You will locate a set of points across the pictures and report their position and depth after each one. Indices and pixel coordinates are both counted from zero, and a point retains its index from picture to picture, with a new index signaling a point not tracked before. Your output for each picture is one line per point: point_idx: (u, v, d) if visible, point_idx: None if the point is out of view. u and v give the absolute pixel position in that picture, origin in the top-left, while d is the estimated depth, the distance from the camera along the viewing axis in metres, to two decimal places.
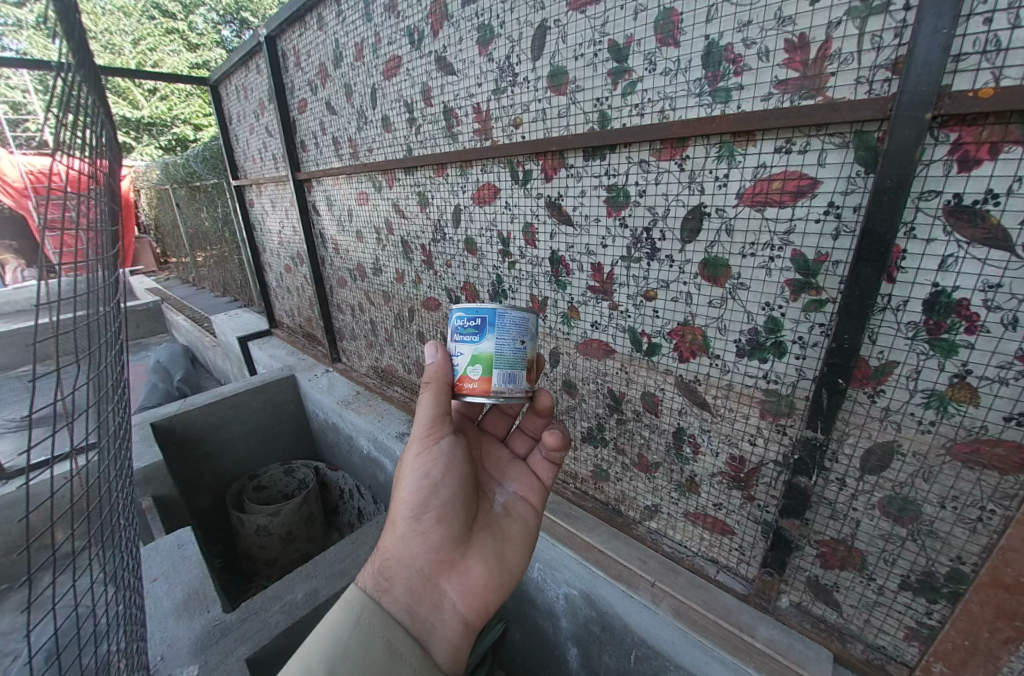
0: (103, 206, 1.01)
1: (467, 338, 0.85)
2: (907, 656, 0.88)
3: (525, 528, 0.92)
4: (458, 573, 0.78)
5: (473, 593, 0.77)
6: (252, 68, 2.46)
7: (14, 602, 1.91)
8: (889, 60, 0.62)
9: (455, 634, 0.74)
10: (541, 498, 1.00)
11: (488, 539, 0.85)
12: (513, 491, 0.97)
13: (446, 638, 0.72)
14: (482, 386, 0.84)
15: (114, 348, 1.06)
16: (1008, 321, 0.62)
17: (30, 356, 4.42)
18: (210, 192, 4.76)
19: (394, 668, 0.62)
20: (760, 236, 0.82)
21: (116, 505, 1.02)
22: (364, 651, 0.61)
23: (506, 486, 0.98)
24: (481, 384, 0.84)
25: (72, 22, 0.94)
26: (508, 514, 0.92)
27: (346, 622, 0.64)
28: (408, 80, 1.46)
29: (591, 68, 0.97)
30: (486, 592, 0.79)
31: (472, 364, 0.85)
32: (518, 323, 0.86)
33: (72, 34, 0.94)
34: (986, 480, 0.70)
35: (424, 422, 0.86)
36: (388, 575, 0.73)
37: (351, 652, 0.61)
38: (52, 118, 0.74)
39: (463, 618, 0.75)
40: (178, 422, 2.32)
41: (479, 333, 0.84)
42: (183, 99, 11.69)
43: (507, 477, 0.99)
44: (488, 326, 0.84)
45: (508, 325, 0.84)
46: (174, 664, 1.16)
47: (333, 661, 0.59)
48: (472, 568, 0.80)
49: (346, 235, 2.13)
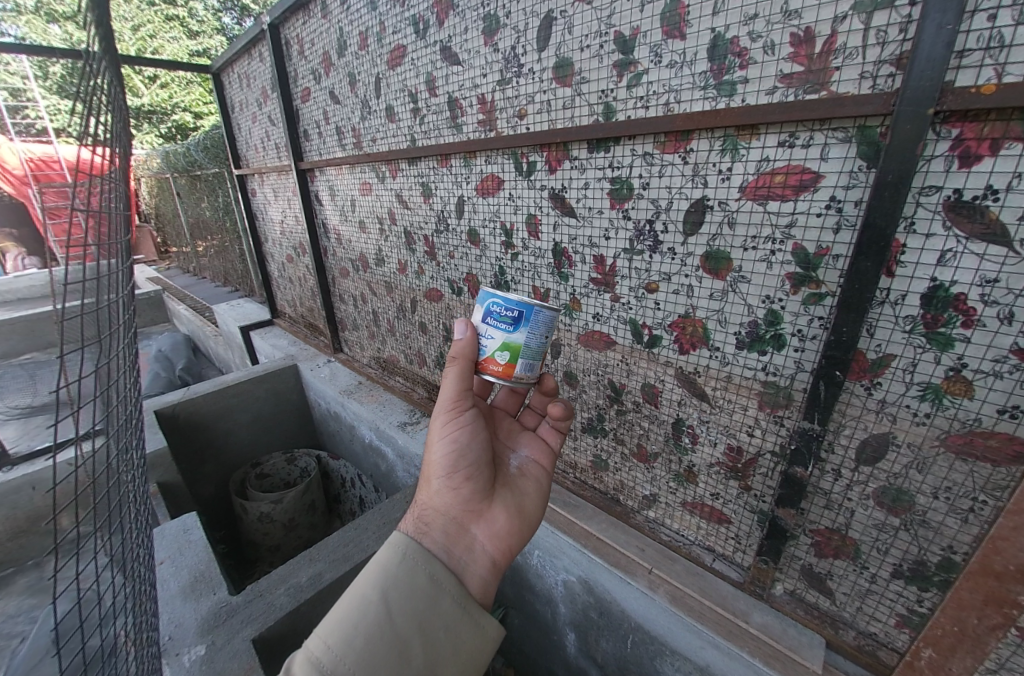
0: (116, 193, 1.02)
1: (500, 325, 0.88)
2: (897, 643, 0.90)
3: (540, 488, 0.95)
4: (487, 520, 0.80)
5: (501, 537, 0.79)
6: (255, 56, 2.44)
7: (22, 584, 1.94)
8: (894, 56, 0.63)
9: (489, 575, 0.74)
10: (553, 463, 1.02)
11: (509, 494, 0.88)
12: (526, 455, 1.00)
13: (482, 577, 0.73)
14: (503, 370, 0.89)
15: (126, 333, 1.08)
16: (1004, 316, 0.63)
17: (31, 344, 4.43)
18: (211, 182, 4.74)
19: (439, 597, 0.65)
20: (762, 229, 0.83)
21: (126, 488, 1.04)
22: (411, 584, 0.64)
23: (518, 451, 1.00)
24: (503, 369, 0.88)
25: (102, 7, 0.97)
26: (523, 475, 0.95)
27: (392, 556, 0.67)
28: (412, 70, 1.46)
29: (596, 60, 0.97)
30: (513, 537, 0.81)
31: (499, 349, 0.88)
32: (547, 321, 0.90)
33: (100, 17, 0.96)
34: (978, 471, 0.71)
35: (450, 394, 0.88)
36: (424, 523, 0.75)
37: (400, 584, 0.64)
38: (80, 108, 0.77)
39: (497, 561, 0.76)
40: (181, 410, 2.34)
41: (514, 324, 0.87)
42: (183, 86, 11.59)
43: (518, 443, 1.02)
44: (522, 320, 0.87)
45: (541, 322, 0.88)
46: (182, 644, 1.19)
47: (385, 593, 0.62)
48: (498, 516, 0.81)
49: (348, 225, 2.13)
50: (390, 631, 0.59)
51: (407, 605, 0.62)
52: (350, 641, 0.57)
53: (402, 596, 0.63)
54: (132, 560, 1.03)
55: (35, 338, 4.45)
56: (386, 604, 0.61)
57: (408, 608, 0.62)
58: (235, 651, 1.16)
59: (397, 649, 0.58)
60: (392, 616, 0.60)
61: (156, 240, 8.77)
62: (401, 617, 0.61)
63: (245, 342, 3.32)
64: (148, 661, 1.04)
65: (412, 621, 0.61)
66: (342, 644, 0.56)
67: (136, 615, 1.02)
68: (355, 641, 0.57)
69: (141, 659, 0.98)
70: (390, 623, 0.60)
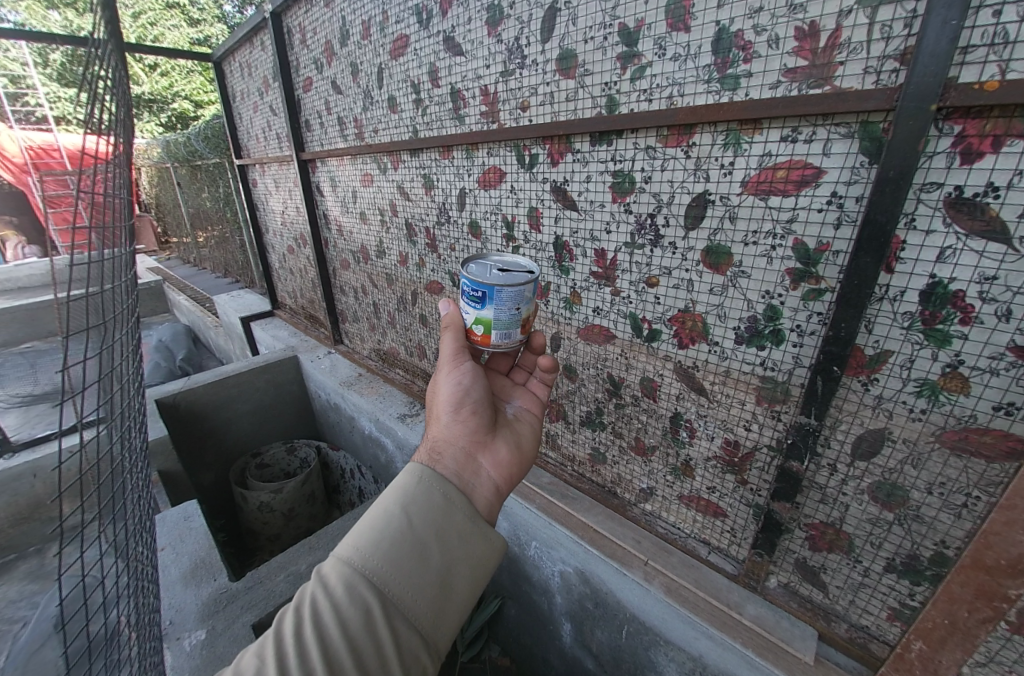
0: (119, 180, 1.01)
1: (471, 303, 0.90)
2: (888, 635, 0.92)
3: (535, 433, 0.91)
4: (491, 451, 0.74)
5: (506, 466, 0.73)
6: (256, 45, 2.42)
7: (24, 570, 1.96)
8: (898, 51, 0.63)
9: (498, 501, 0.67)
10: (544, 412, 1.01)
11: (509, 433, 0.83)
12: (519, 404, 0.97)
13: (494, 501, 0.66)
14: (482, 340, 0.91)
15: (128, 321, 1.08)
16: (1001, 313, 0.64)
17: (31, 333, 4.43)
18: (212, 172, 4.72)
19: (459, 514, 0.57)
20: (763, 225, 0.83)
21: (128, 474, 1.05)
22: (431, 495, 0.57)
23: (511, 402, 0.97)
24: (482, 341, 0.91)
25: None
26: (519, 420, 0.91)
27: (409, 470, 0.59)
28: (415, 60, 1.45)
29: (600, 52, 0.97)
30: (516, 468, 0.75)
31: (474, 322, 0.90)
32: (514, 293, 0.88)
33: (110, 6, 0.98)
34: (972, 467, 0.72)
35: (448, 351, 0.89)
36: (431, 450, 0.68)
37: (421, 495, 0.56)
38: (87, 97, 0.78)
39: (504, 489, 0.69)
40: (181, 399, 2.35)
41: (480, 301, 0.88)
42: (184, 75, 11.51)
43: (511, 395, 0.99)
44: (487, 298, 0.87)
45: (505, 297, 0.87)
46: (184, 629, 1.20)
47: (404, 504, 0.55)
48: (500, 448, 0.76)
49: (349, 217, 2.13)
50: (411, 543, 0.52)
51: (430, 515, 0.55)
52: (373, 547, 0.50)
53: (423, 506, 0.55)
54: (134, 546, 1.04)
55: (35, 327, 4.45)
56: (406, 513, 0.54)
57: (430, 517, 0.55)
58: (235, 636, 1.18)
59: (423, 557, 0.52)
60: (414, 524, 0.54)
61: (156, 230, 8.74)
62: (424, 525, 0.54)
63: (246, 334, 3.33)
64: (150, 644, 1.06)
65: (436, 530, 0.54)
66: (365, 550, 0.50)
67: (137, 600, 1.03)
68: (377, 549, 0.50)
69: (143, 643, 1.00)
70: (412, 532, 0.53)
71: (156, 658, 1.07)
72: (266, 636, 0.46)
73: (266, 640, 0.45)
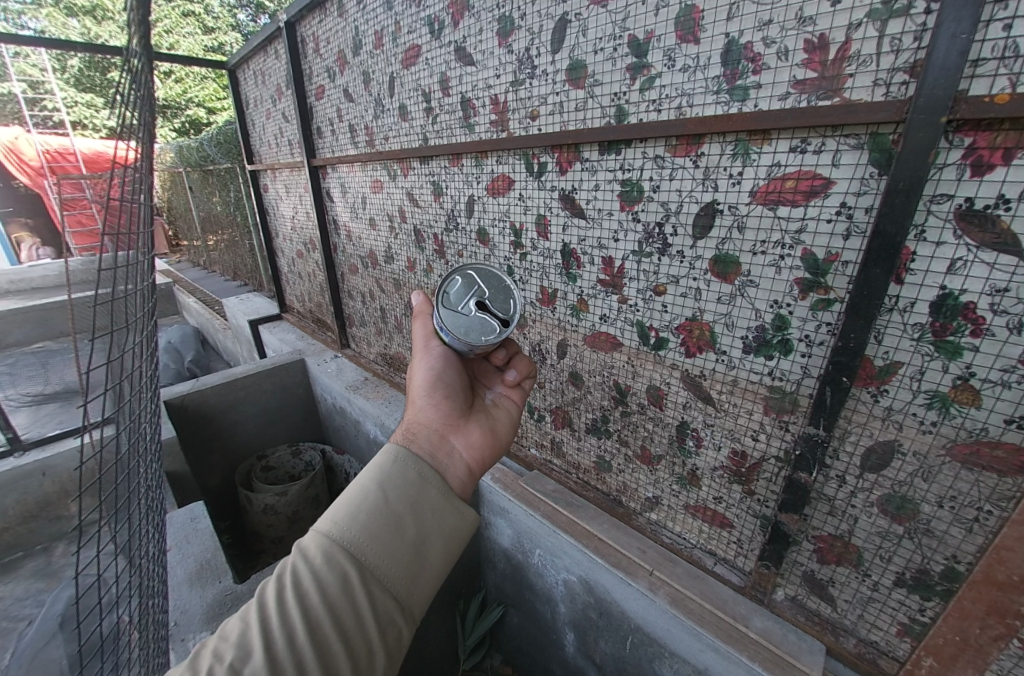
0: (138, 185, 1.04)
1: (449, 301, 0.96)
2: (898, 651, 0.90)
3: (514, 418, 0.90)
4: (464, 433, 0.74)
5: (479, 448, 0.73)
6: (270, 53, 2.47)
7: (31, 568, 1.98)
8: (908, 63, 0.63)
9: (470, 481, 0.68)
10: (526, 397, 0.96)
11: (485, 414, 0.82)
12: (499, 385, 0.94)
13: (466, 481, 0.67)
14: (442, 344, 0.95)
15: (142, 323, 1.10)
16: (1013, 325, 0.63)
17: (43, 333, 4.50)
18: (223, 176, 4.80)
19: (435, 488, 0.57)
20: (772, 234, 0.84)
21: (138, 474, 1.06)
22: (407, 472, 0.57)
23: (493, 383, 0.95)
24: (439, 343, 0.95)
25: (138, 8, 1.00)
26: (498, 403, 0.90)
27: (385, 449, 0.60)
28: (426, 70, 1.48)
29: (610, 62, 0.98)
30: (490, 451, 0.75)
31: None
32: (474, 326, 0.88)
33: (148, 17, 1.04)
34: (984, 481, 0.71)
35: (421, 337, 0.89)
36: (403, 434, 0.68)
37: (397, 471, 0.57)
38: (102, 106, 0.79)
39: (476, 470, 0.70)
40: (189, 401, 2.37)
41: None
42: (198, 82, 11.74)
43: (492, 375, 0.97)
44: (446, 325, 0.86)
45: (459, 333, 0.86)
46: (188, 630, 1.21)
47: (381, 479, 0.56)
48: (475, 430, 0.76)
49: (359, 222, 2.15)
50: (389, 515, 0.52)
51: (406, 489, 0.56)
52: (352, 519, 0.51)
53: (399, 480, 0.56)
54: (141, 546, 1.05)
55: (49, 327, 4.52)
56: (383, 488, 0.55)
57: (406, 491, 0.56)
58: None
59: (399, 527, 0.52)
60: (391, 498, 0.54)
61: (168, 233, 8.88)
62: (401, 499, 0.54)
63: (253, 336, 3.36)
64: (154, 644, 1.06)
65: (412, 503, 0.55)
66: (345, 521, 0.51)
67: (144, 601, 1.04)
68: (356, 521, 0.51)
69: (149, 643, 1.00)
70: (389, 504, 0.53)
71: (160, 659, 1.07)
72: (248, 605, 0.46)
73: (248, 610, 0.45)
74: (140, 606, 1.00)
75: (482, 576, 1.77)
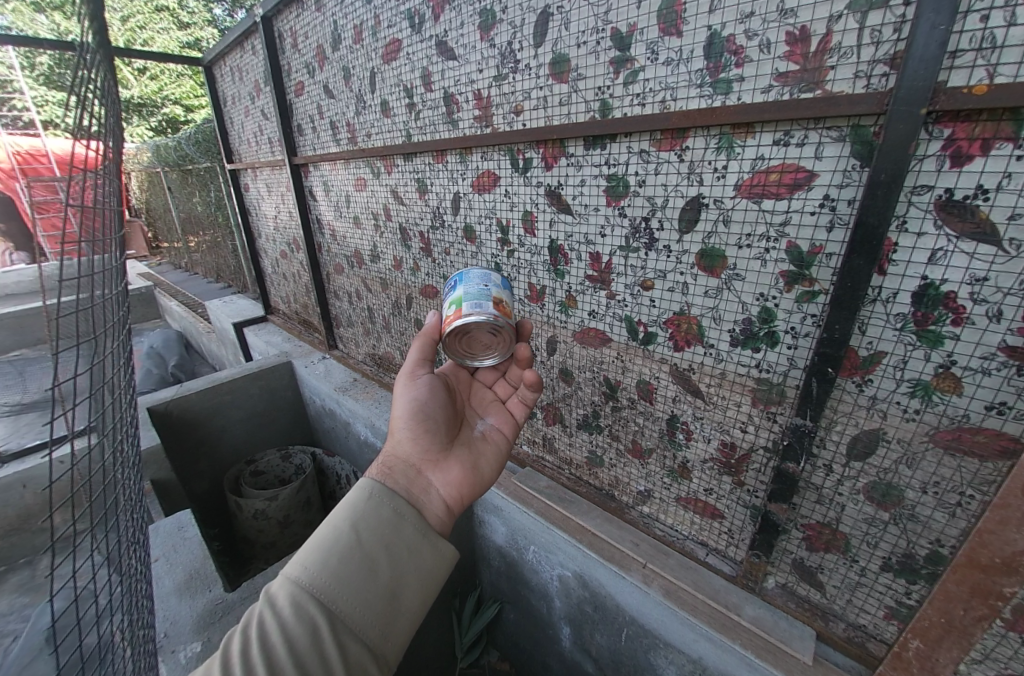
0: (107, 187, 1.00)
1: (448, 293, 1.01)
2: (886, 634, 0.92)
3: (499, 455, 0.97)
4: (441, 469, 0.82)
5: (456, 485, 0.81)
6: (247, 49, 2.41)
7: (13, 583, 1.92)
8: (888, 55, 0.63)
9: (447, 516, 0.76)
10: (516, 433, 1.04)
11: (468, 452, 0.91)
12: (490, 422, 1.03)
13: (443, 516, 0.75)
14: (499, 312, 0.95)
15: (119, 331, 1.07)
16: (993, 313, 0.64)
17: (19, 341, 4.36)
18: (203, 175, 4.68)
19: (404, 530, 0.64)
20: (757, 227, 0.84)
21: (121, 485, 1.03)
22: (379, 515, 0.64)
23: (483, 419, 1.03)
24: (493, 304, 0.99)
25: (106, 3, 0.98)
26: (486, 439, 0.98)
27: (359, 490, 0.66)
28: (408, 65, 1.45)
29: (593, 56, 0.97)
30: (467, 488, 0.83)
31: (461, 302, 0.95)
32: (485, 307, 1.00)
33: (98, 17, 1.00)
34: (966, 466, 0.73)
35: (410, 363, 0.97)
36: (386, 465, 0.76)
37: (369, 515, 0.63)
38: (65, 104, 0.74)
39: (452, 507, 0.78)
40: (174, 407, 2.32)
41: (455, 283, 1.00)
42: (173, 79, 11.42)
43: (485, 411, 1.05)
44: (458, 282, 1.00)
45: (472, 276, 1.00)
46: (178, 640, 1.19)
47: (354, 523, 0.61)
48: (454, 467, 0.84)
49: (343, 221, 2.12)
50: (360, 559, 0.58)
51: (377, 533, 0.62)
52: (322, 565, 0.56)
53: (371, 524, 0.62)
54: (126, 558, 1.03)
55: (25, 335, 4.38)
56: (355, 532, 0.60)
57: (378, 535, 0.62)
58: None
59: (370, 572, 0.58)
60: (363, 541, 0.60)
61: (147, 235, 8.68)
62: (372, 542, 0.60)
63: (239, 339, 3.30)
64: (144, 657, 1.04)
65: (383, 546, 0.61)
66: (316, 568, 0.55)
67: (133, 613, 1.02)
68: (327, 567, 0.56)
69: (138, 656, 0.98)
70: (361, 548, 0.59)
71: (151, 671, 1.05)
72: (213, 659, 0.48)
73: (212, 663, 0.47)
74: (128, 620, 0.98)
75: (477, 573, 1.78)
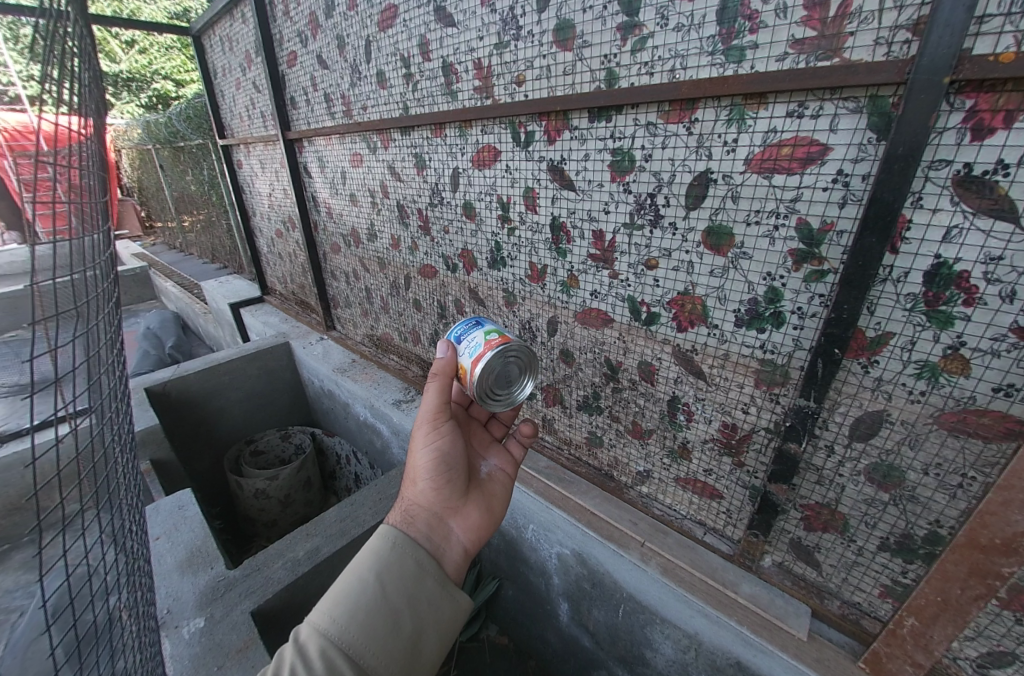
0: (93, 161, 0.95)
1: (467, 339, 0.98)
2: (880, 612, 0.93)
3: (507, 495, 0.97)
4: (461, 514, 0.83)
5: (476, 530, 0.82)
6: (237, 17, 2.31)
7: (17, 561, 1.94)
8: (911, 21, 0.60)
9: (464, 563, 0.78)
10: (517, 472, 1.05)
11: (480, 495, 0.90)
12: (493, 463, 1.02)
13: (460, 563, 0.77)
14: (500, 338, 0.94)
15: (110, 308, 1.03)
16: (1006, 294, 0.63)
17: (15, 322, 4.33)
18: (196, 153, 4.57)
19: (422, 580, 0.67)
20: (766, 203, 0.81)
21: (118, 465, 1.02)
22: (402, 567, 0.67)
23: (488, 459, 1.02)
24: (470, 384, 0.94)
25: None
26: (492, 481, 0.97)
27: (383, 537, 0.69)
28: (404, 32, 1.38)
29: (599, 22, 0.92)
30: (485, 532, 0.84)
31: (485, 334, 0.97)
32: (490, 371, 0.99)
33: None
34: (970, 447, 0.72)
35: (428, 410, 0.90)
36: (407, 514, 0.77)
37: (393, 564, 0.66)
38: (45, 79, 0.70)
39: (471, 551, 0.80)
40: (172, 388, 2.32)
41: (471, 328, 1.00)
42: (162, 52, 11.08)
43: (487, 452, 1.04)
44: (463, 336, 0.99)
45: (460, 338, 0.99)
46: (181, 617, 1.20)
47: (379, 572, 0.65)
48: (472, 511, 0.85)
49: (339, 198, 2.07)
50: (384, 611, 0.61)
51: (401, 582, 0.65)
52: (350, 618, 0.59)
53: (395, 574, 0.65)
54: (128, 536, 1.03)
55: (20, 315, 4.35)
56: (381, 584, 0.64)
57: (401, 585, 0.65)
58: (235, 623, 1.18)
59: (394, 624, 0.61)
60: (388, 593, 0.63)
61: (141, 214, 8.64)
62: (396, 592, 0.64)
63: (236, 320, 3.28)
64: (148, 632, 1.05)
65: (406, 597, 0.64)
66: (345, 621, 0.59)
67: (135, 591, 1.03)
68: (354, 620, 0.59)
69: (140, 632, 0.99)
70: (385, 600, 0.62)
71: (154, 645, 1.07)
72: None
73: None
74: (131, 597, 0.98)
75: (476, 553, 1.80)
